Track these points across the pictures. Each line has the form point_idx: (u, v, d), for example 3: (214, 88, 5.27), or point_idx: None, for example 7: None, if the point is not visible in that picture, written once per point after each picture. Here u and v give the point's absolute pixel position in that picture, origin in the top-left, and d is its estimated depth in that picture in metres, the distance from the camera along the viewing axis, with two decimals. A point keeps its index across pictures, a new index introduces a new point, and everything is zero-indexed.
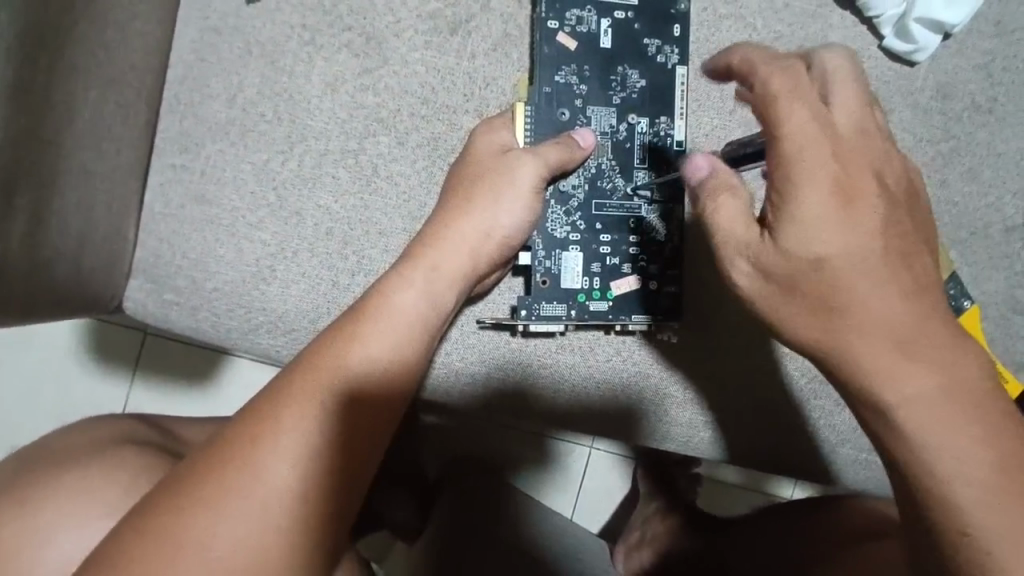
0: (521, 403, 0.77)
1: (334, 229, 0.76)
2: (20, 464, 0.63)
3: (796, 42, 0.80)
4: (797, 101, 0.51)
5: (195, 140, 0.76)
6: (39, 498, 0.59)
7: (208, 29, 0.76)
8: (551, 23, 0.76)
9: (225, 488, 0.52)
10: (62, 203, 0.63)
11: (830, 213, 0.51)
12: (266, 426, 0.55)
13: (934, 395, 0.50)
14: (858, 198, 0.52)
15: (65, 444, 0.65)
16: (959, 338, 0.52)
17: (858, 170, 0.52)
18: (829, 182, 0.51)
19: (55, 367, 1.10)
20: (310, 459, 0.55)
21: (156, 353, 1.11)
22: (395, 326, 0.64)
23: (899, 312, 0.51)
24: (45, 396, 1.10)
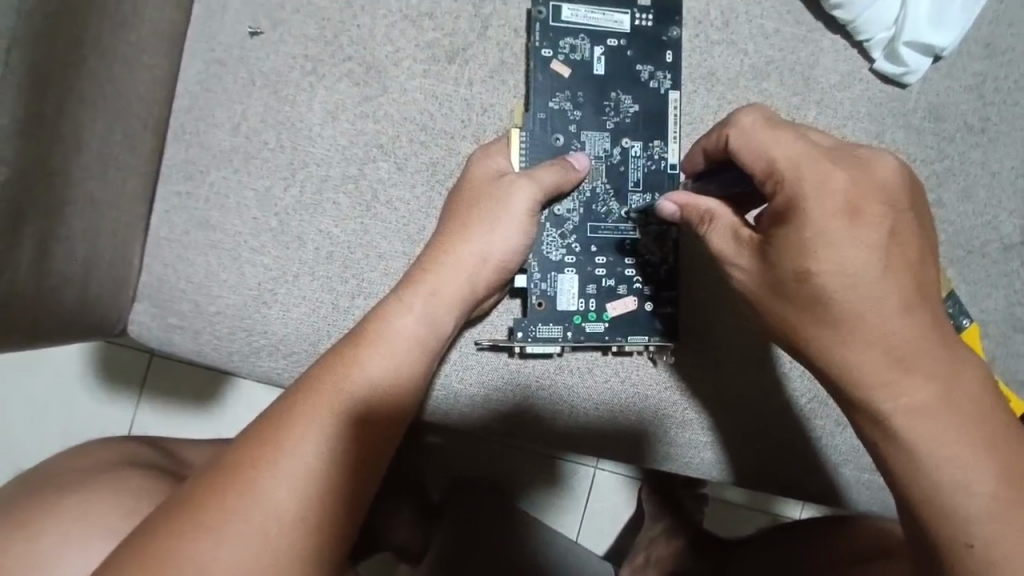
0: (522, 425, 0.78)
1: (334, 253, 0.77)
2: (25, 487, 0.64)
3: (788, 66, 0.81)
4: (779, 133, 0.54)
5: (200, 168, 0.78)
6: (40, 523, 0.59)
7: (213, 61, 0.78)
8: (545, 51, 0.78)
9: (226, 513, 0.52)
10: (68, 231, 0.64)
11: (834, 227, 0.51)
12: (265, 450, 0.56)
13: (925, 403, 0.52)
14: (864, 208, 0.52)
15: (70, 467, 0.66)
16: (948, 358, 0.53)
17: (866, 187, 0.52)
18: (833, 197, 0.51)
19: (62, 387, 1.12)
20: (312, 483, 0.55)
21: (161, 375, 1.13)
22: (392, 352, 0.65)
23: (898, 328, 0.52)
24: (51, 419, 1.11)
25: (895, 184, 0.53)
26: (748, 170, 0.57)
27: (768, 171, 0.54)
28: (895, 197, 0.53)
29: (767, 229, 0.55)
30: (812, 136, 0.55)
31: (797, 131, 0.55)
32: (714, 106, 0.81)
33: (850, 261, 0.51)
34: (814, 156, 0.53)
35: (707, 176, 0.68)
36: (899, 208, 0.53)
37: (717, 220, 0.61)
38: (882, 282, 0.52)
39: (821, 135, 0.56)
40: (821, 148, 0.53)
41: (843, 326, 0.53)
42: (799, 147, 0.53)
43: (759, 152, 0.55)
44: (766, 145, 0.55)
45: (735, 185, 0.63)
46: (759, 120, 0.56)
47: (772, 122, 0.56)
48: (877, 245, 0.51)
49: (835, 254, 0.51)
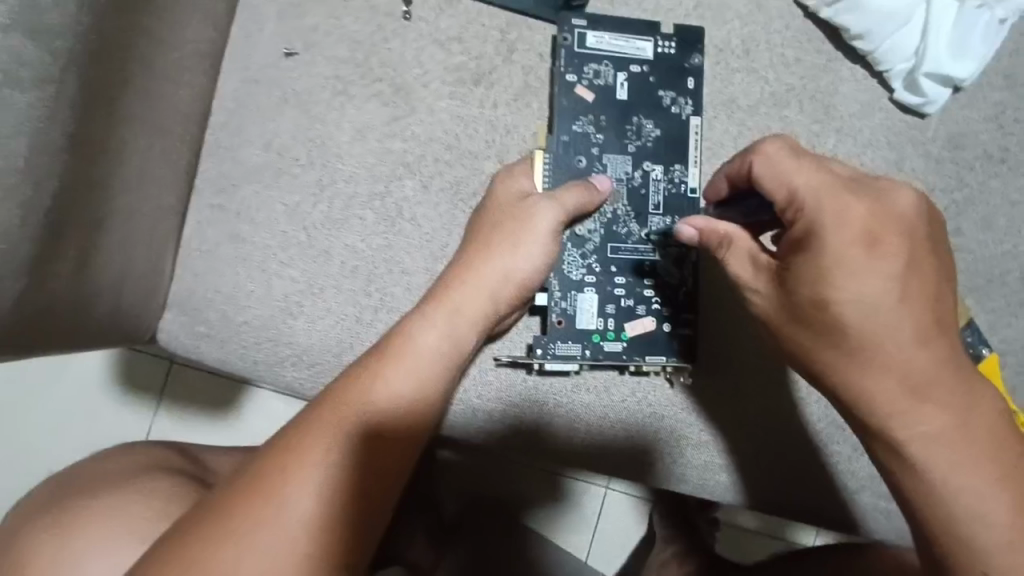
0: (539, 442, 0.79)
1: (359, 267, 0.80)
2: (67, 484, 0.66)
3: (808, 94, 0.83)
4: (801, 163, 0.56)
5: (232, 182, 0.80)
6: (75, 528, 0.61)
7: (248, 80, 0.81)
8: (569, 76, 0.80)
9: (251, 521, 0.54)
10: (107, 242, 0.67)
11: (853, 257, 0.52)
12: (292, 457, 0.57)
13: (943, 432, 0.53)
14: (883, 238, 0.52)
15: (108, 465, 0.67)
16: (966, 389, 0.53)
17: (885, 218, 0.53)
18: (853, 228, 0.52)
19: (85, 394, 1.14)
20: (334, 495, 0.57)
21: (182, 383, 1.15)
22: (416, 366, 0.66)
23: (917, 358, 0.52)
24: (74, 423, 1.14)
25: (914, 215, 0.54)
26: (770, 198, 0.58)
27: (789, 201, 0.55)
28: (913, 228, 0.53)
29: (787, 256, 0.56)
30: (834, 167, 0.56)
31: (819, 161, 0.56)
32: (735, 131, 0.82)
33: (868, 290, 0.52)
34: (835, 187, 0.54)
35: (729, 204, 0.69)
36: (917, 238, 0.53)
37: (737, 246, 0.62)
38: (901, 312, 0.52)
39: (842, 166, 0.57)
40: (841, 179, 0.54)
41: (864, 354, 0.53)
42: (820, 177, 0.54)
43: (781, 181, 0.56)
44: (789, 174, 0.56)
45: (757, 212, 0.64)
46: (783, 150, 0.57)
47: (795, 153, 0.57)
48: (895, 275, 0.52)
49: (854, 283, 0.52)
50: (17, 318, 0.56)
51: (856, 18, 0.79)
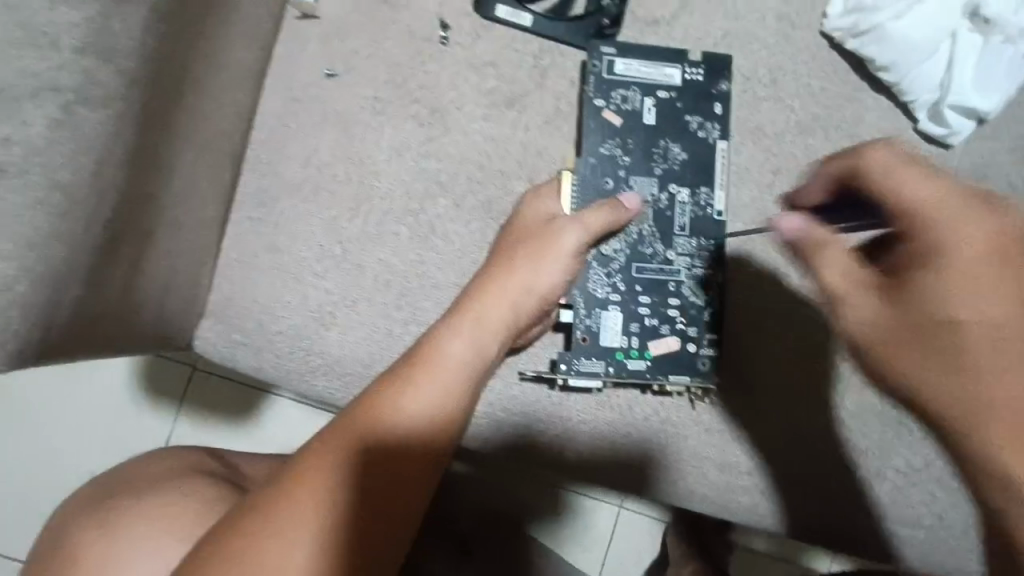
0: (562, 458, 0.81)
1: (392, 281, 0.82)
2: (115, 481, 0.69)
3: (833, 123, 0.85)
4: (911, 169, 0.55)
5: (272, 196, 0.83)
6: (120, 524, 0.63)
7: (290, 99, 0.84)
8: (598, 101, 0.83)
9: (277, 516, 0.54)
10: (155, 251, 0.70)
11: (978, 269, 0.52)
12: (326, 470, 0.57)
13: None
14: (1008, 255, 0.52)
15: (154, 468, 0.70)
16: None
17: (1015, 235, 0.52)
18: (981, 241, 0.52)
19: (108, 399, 1.21)
20: (357, 500, 0.56)
21: (201, 389, 1.20)
22: (445, 378, 0.65)
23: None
24: (95, 427, 1.21)
25: None
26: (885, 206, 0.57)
27: (903, 209, 0.55)
28: None
29: (906, 266, 0.55)
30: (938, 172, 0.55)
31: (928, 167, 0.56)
32: (761, 157, 0.84)
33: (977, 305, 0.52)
34: (960, 199, 0.53)
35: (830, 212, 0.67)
36: None
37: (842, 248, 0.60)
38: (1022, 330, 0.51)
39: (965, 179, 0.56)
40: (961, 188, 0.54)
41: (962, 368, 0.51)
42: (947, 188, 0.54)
43: (893, 188, 0.56)
44: (897, 181, 0.55)
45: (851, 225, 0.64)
46: (896, 156, 0.56)
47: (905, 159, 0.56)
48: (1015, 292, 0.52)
49: (973, 294, 0.52)
50: (73, 322, 0.59)
51: (882, 50, 0.81)
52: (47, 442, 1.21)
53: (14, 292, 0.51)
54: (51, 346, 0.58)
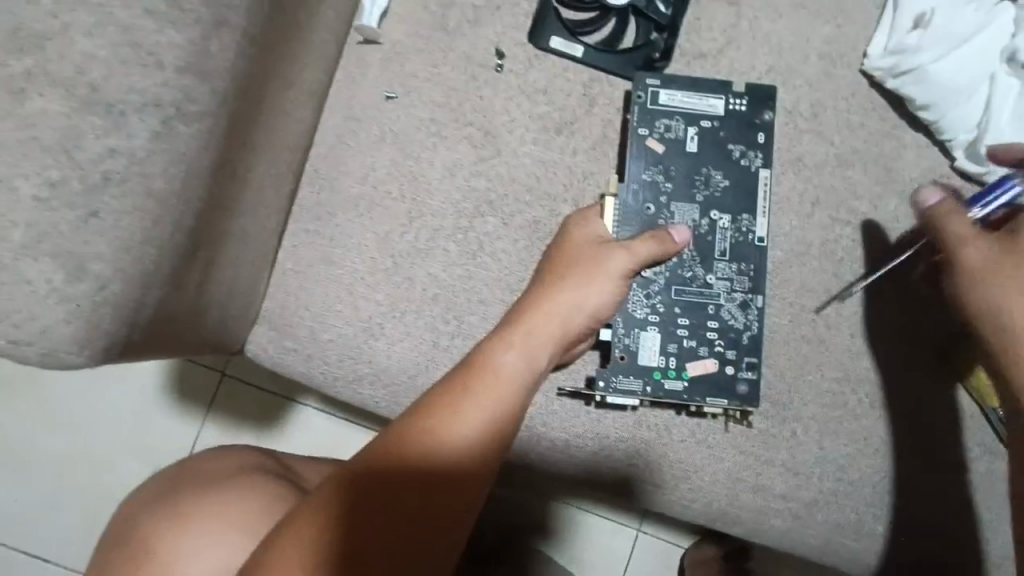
0: (596, 474, 0.83)
1: (440, 295, 0.85)
2: (181, 478, 0.73)
3: (871, 157, 0.88)
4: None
5: (329, 210, 0.87)
6: (188, 518, 0.68)
7: (350, 118, 0.88)
8: (641, 130, 0.86)
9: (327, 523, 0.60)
10: (223, 258, 0.73)
11: None
12: (381, 471, 0.62)
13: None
14: None
15: (216, 466, 0.74)
16: None
17: None
18: None
19: (143, 400, 1.31)
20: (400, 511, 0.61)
21: (230, 394, 1.31)
22: (494, 395, 0.69)
23: None
24: (130, 426, 1.32)
25: None
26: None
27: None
28: None
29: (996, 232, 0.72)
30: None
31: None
32: (800, 188, 0.88)
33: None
34: None
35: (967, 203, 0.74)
36: None
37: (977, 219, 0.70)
38: None
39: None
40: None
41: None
42: None
43: None
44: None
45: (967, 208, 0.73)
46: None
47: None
48: None
49: None
50: (155, 321, 0.63)
51: (922, 90, 0.84)
52: (87, 438, 1.32)
53: (109, 291, 0.55)
54: (133, 344, 0.61)
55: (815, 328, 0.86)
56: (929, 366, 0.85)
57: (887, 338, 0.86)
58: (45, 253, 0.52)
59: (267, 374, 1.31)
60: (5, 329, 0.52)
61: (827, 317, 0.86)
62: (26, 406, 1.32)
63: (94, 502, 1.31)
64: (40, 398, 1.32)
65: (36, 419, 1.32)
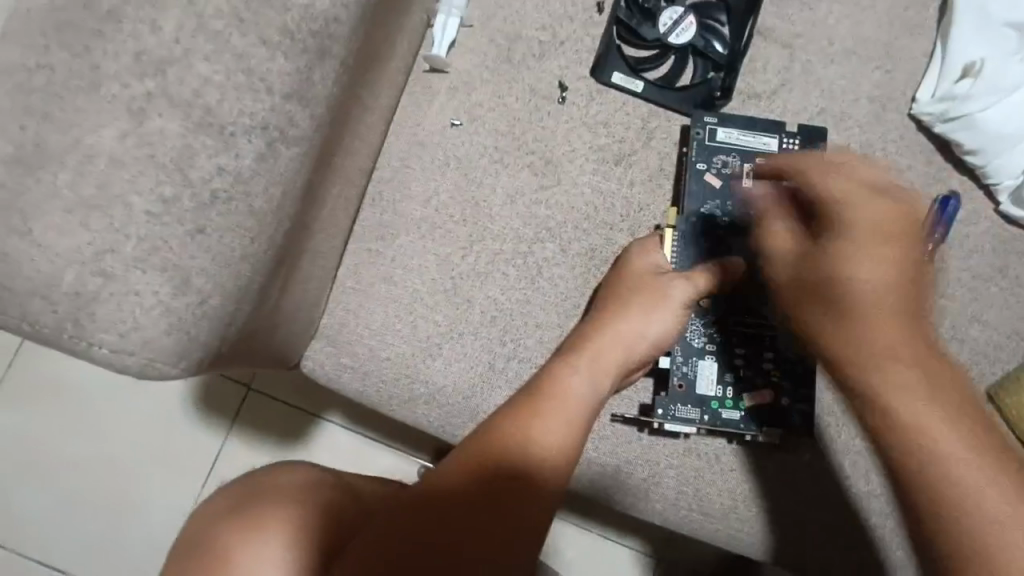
0: (646, 499, 0.84)
1: (498, 318, 0.87)
2: (241, 493, 0.76)
3: (919, 199, 0.90)
4: (838, 168, 0.70)
5: (391, 230, 0.89)
6: (258, 526, 0.72)
7: (415, 143, 0.90)
8: (700, 165, 0.88)
9: (409, 526, 0.63)
10: (296, 274, 0.75)
11: (863, 238, 0.65)
12: (463, 482, 0.66)
13: (945, 433, 0.57)
14: (885, 231, 0.65)
15: (273, 480, 0.77)
16: (952, 406, 0.59)
17: (875, 213, 0.66)
18: (869, 220, 0.66)
19: (171, 411, 1.32)
20: (475, 517, 0.64)
21: (257, 407, 1.31)
22: (567, 415, 0.72)
23: (898, 342, 0.61)
24: (156, 436, 1.32)
25: (889, 217, 0.66)
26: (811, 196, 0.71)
27: (836, 193, 0.68)
28: (903, 227, 0.66)
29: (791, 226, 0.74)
30: (880, 180, 0.69)
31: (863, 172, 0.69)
32: None
33: (875, 271, 0.63)
34: (864, 191, 0.68)
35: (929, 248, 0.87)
36: (907, 237, 0.65)
37: (778, 215, 0.76)
38: (893, 319, 0.62)
39: (876, 178, 0.69)
40: (874, 190, 0.67)
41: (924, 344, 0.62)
42: (853, 183, 0.68)
43: (835, 176, 0.69)
44: (841, 171, 0.70)
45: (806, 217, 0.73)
46: (821, 163, 0.72)
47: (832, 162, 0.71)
48: (888, 258, 0.64)
49: (840, 249, 0.65)
50: (239, 335, 0.64)
51: (970, 136, 0.87)
52: (112, 447, 1.32)
53: (207, 305, 0.57)
54: (219, 356, 0.62)
55: None
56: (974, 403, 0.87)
57: None
58: (154, 266, 0.53)
59: (294, 388, 1.31)
60: (110, 339, 0.53)
61: None
62: (56, 413, 1.32)
63: (118, 513, 1.31)
64: (70, 407, 1.33)
65: (65, 426, 1.32)
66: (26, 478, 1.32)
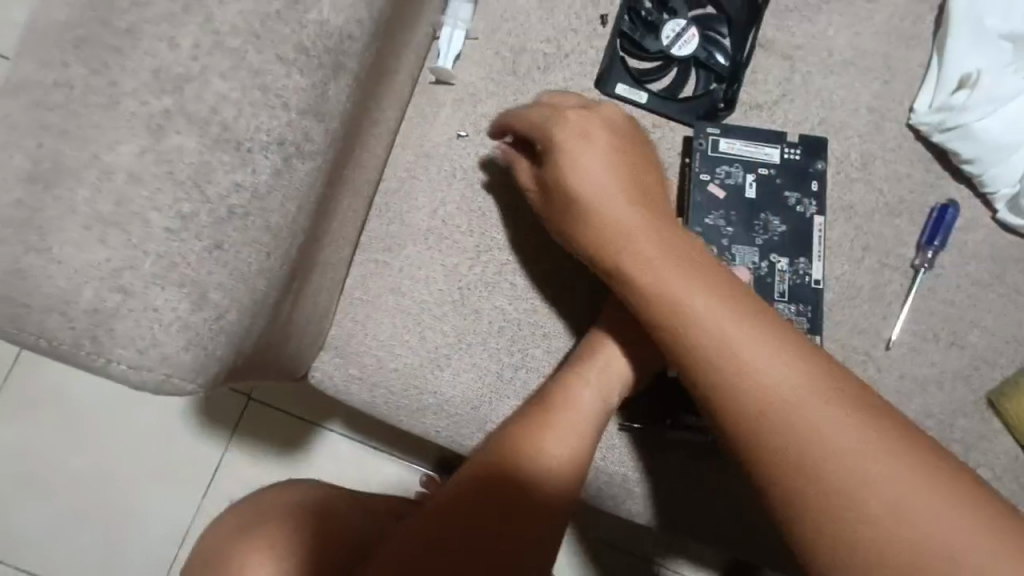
0: (653, 507, 0.85)
1: (506, 328, 0.87)
2: (252, 514, 0.77)
3: (917, 207, 0.92)
4: (559, 98, 0.84)
5: (399, 241, 0.89)
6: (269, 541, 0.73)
7: (421, 154, 0.91)
8: (703, 176, 0.89)
9: (433, 523, 0.66)
10: (307, 286, 0.75)
11: (592, 154, 0.78)
12: (480, 485, 0.68)
13: (815, 442, 0.61)
14: (632, 158, 0.80)
15: (283, 500, 0.79)
16: (825, 413, 0.62)
17: (593, 132, 0.80)
18: (578, 140, 0.79)
19: (170, 422, 1.31)
20: (492, 517, 0.66)
21: (258, 418, 1.31)
22: (577, 425, 0.73)
23: (745, 354, 0.65)
24: (156, 447, 1.31)
25: (619, 122, 0.82)
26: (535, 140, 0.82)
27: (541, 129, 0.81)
28: (618, 127, 0.81)
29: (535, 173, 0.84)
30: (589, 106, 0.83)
31: (573, 103, 0.83)
32: (852, 235, 0.91)
33: (593, 171, 0.78)
34: (566, 114, 0.81)
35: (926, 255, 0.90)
36: (623, 161, 0.79)
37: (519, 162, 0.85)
38: (735, 330, 0.67)
39: (572, 102, 0.84)
40: (570, 122, 0.80)
41: (730, 355, 0.66)
42: (552, 111, 0.82)
43: (538, 110, 0.83)
44: (551, 101, 0.84)
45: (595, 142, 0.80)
46: (569, 99, 0.84)
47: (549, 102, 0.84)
48: (601, 162, 0.78)
49: (574, 167, 0.78)
50: (254, 348, 0.64)
51: (965, 146, 0.89)
52: (112, 459, 1.31)
53: (224, 320, 0.57)
54: (234, 370, 0.62)
55: (866, 369, 0.89)
56: (975, 407, 0.88)
57: (936, 380, 0.89)
58: (172, 282, 0.54)
59: (292, 398, 1.31)
60: (128, 355, 0.53)
61: (878, 359, 0.89)
62: (54, 426, 1.31)
63: (119, 526, 1.30)
64: (68, 420, 1.31)
65: (64, 439, 1.31)
66: (23, 492, 1.30)
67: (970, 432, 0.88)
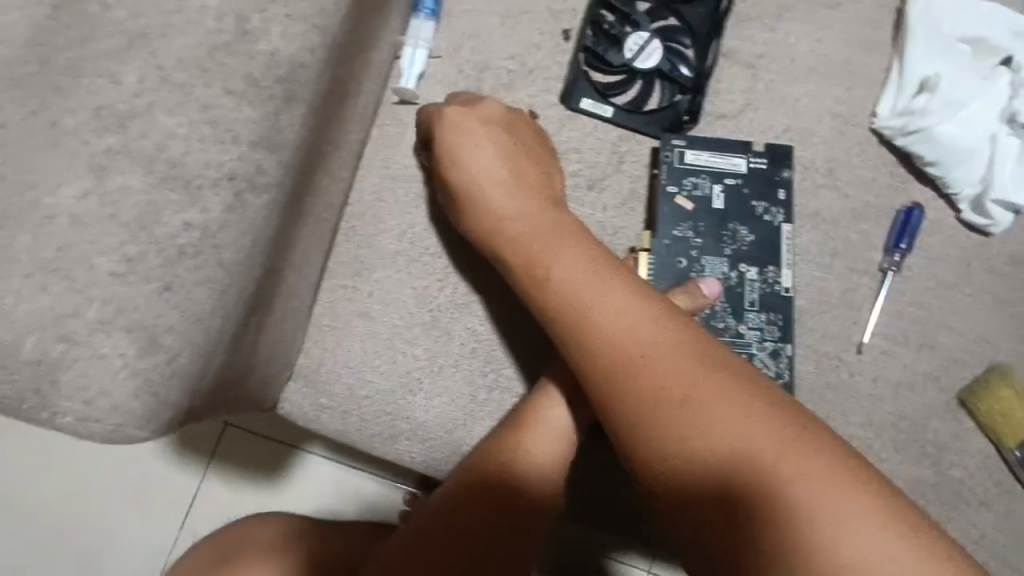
0: (636, 530, 0.82)
1: (478, 348, 0.87)
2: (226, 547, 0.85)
3: (884, 211, 0.92)
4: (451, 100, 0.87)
5: (366, 265, 0.88)
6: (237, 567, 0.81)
7: (387, 176, 0.90)
8: (670, 188, 0.90)
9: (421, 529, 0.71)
10: (270, 317, 0.73)
11: (484, 149, 0.82)
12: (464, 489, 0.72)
13: (722, 445, 0.58)
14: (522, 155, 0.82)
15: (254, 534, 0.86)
16: (729, 406, 0.60)
17: (487, 131, 0.83)
18: (470, 140, 0.82)
19: (141, 453, 1.28)
20: (476, 516, 0.71)
21: (234, 444, 1.28)
22: (553, 432, 0.75)
23: (648, 352, 0.63)
24: (128, 480, 1.28)
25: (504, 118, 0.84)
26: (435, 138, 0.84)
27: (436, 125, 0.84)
28: (507, 125, 0.84)
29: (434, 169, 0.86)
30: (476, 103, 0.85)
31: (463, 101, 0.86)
32: (820, 241, 0.92)
33: (482, 162, 0.81)
34: (458, 115, 0.83)
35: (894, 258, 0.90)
36: (513, 160, 0.82)
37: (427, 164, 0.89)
38: (635, 327, 0.65)
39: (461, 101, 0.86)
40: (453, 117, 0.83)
41: (626, 359, 0.63)
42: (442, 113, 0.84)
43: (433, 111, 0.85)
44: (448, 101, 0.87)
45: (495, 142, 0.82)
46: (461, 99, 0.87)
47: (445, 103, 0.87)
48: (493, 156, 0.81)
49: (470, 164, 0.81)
50: (213, 386, 0.62)
51: (928, 148, 0.90)
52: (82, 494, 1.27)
53: (178, 362, 0.54)
54: (191, 411, 0.60)
55: (839, 374, 0.89)
56: (947, 408, 0.89)
57: (908, 383, 0.89)
58: (120, 327, 0.51)
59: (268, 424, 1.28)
60: (74, 407, 0.50)
61: (850, 364, 0.89)
62: (21, 463, 1.27)
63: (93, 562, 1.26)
64: (35, 456, 1.27)
65: (32, 476, 1.27)
66: None
67: (944, 432, 0.88)
